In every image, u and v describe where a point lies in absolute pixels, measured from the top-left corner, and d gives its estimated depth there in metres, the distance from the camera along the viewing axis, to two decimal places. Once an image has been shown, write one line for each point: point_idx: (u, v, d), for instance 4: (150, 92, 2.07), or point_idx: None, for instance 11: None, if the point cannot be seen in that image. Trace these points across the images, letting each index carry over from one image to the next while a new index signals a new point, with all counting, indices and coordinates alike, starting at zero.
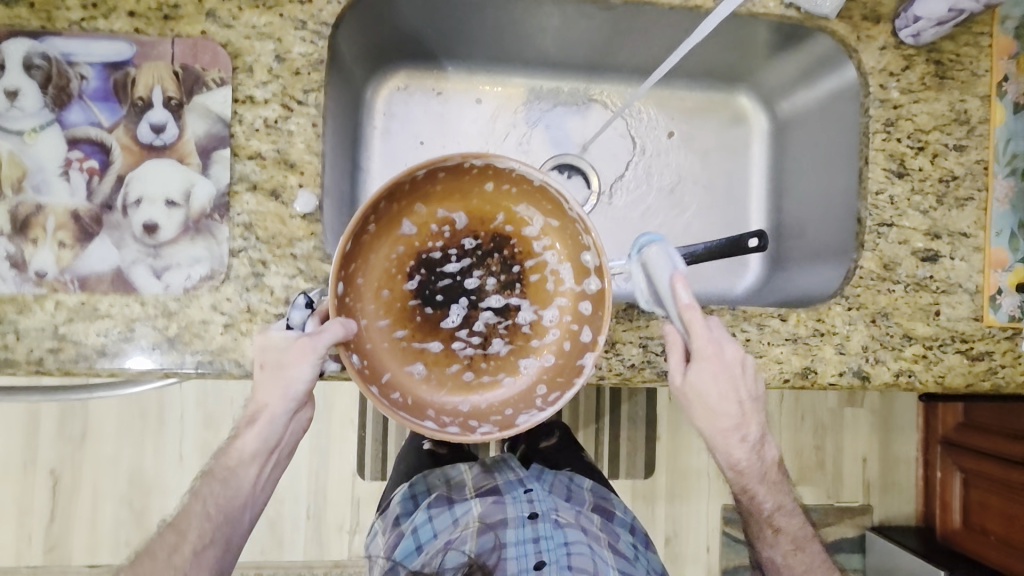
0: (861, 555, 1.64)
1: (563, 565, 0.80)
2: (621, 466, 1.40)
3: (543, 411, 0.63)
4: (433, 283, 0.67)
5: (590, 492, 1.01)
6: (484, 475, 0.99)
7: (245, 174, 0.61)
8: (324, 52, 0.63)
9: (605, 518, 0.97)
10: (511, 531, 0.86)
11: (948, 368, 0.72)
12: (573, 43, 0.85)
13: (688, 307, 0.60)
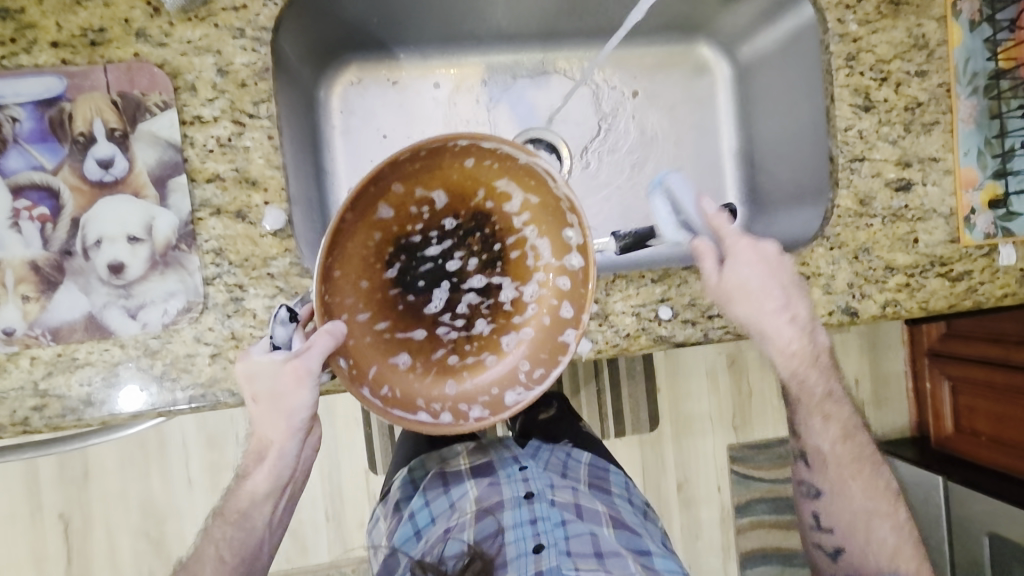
0: None
1: (563, 549, 0.81)
2: (627, 426, 1.43)
3: (527, 393, 0.63)
4: (414, 268, 0.66)
5: (587, 468, 1.03)
6: (479, 458, 0.99)
7: (207, 198, 0.59)
8: (268, 59, 0.60)
9: (603, 493, 0.98)
10: (508, 512, 0.87)
11: (931, 293, 0.74)
12: (526, 12, 0.83)
13: (716, 215, 0.69)
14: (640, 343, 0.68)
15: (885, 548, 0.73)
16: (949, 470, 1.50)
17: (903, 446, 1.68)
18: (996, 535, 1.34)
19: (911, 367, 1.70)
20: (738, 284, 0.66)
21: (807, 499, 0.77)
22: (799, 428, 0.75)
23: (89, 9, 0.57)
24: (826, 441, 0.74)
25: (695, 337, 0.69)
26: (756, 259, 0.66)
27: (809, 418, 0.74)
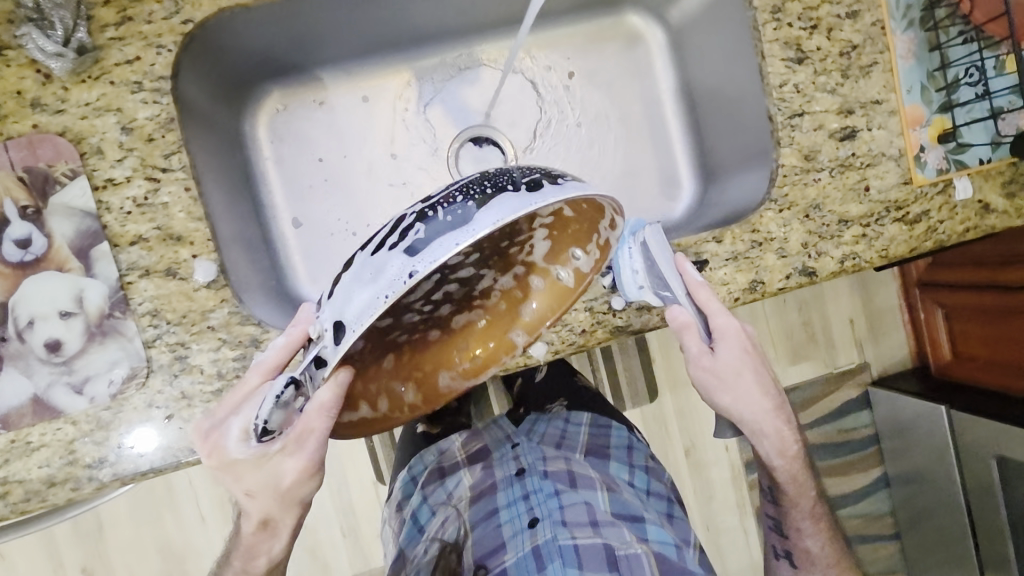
0: (869, 411, 1.72)
1: (558, 519, 0.77)
2: (625, 400, 1.43)
3: (459, 382, 0.62)
4: None
5: (588, 432, 1.02)
6: (472, 438, 1.00)
7: (134, 262, 0.58)
8: (172, 108, 0.58)
9: (602, 461, 0.95)
10: (502, 493, 0.85)
11: (890, 239, 0.73)
12: (442, 9, 0.79)
13: (699, 286, 0.64)
14: (598, 337, 0.67)
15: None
16: (949, 397, 1.51)
17: (907, 379, 1.68)
18: (1003, 457, 1.33)
19: (906, 299, 1.71)
20: (728, 367, 0.66)
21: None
22: (786, 530, 0.81)
23: None
24: (816, 541, 0.79)
25: (654, 321, 0.68)
26: (744, 345, 0.65)
27: (800, 521, 0.79)
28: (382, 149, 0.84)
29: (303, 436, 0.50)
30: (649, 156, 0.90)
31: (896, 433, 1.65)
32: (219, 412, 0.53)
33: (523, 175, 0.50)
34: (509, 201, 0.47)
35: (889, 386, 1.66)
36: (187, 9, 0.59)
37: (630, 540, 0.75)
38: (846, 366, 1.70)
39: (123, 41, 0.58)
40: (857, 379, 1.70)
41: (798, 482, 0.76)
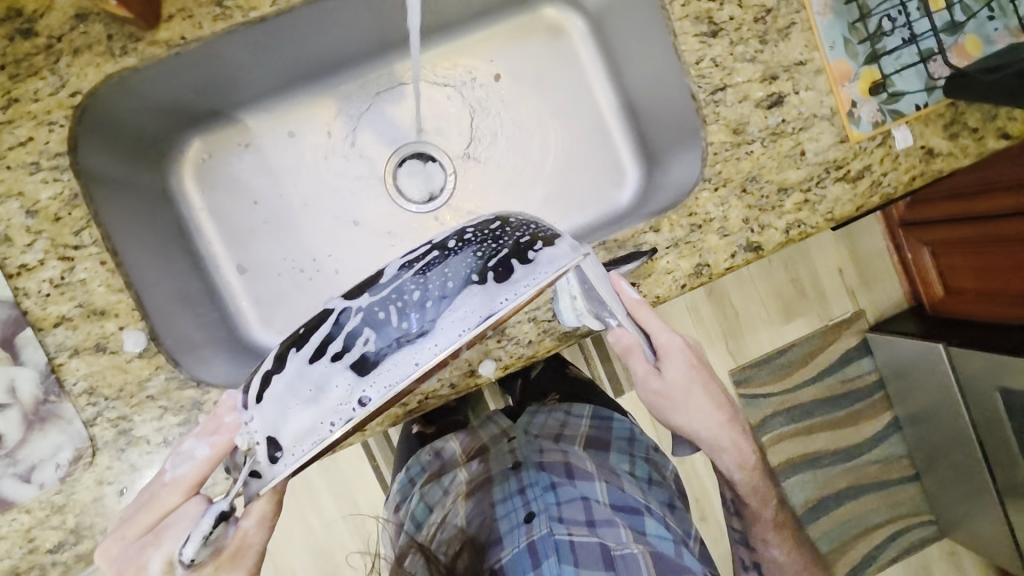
0: (871, 357, 1.66)
1: (554, 516, 0.72)
2: (622, 384, 1.42)
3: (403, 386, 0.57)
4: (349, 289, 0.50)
5: (589, 423, 0.99)
6: (468, 436, 0.95)
7: (61, 342, 0.57)
8: (74, 185, 0.58)
9: (602, 452, 0.92)
10: (498, 488, 0.80)
11: (834, 200, 0.71)
12: (351, 33, 0.75)
13: (658, 306, 0.66)
14: (546, 344, 0.66)
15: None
16: (947, 334, 1.46)
17: (903, 321, 1.61)
18: (1006, 388, 1.26)
19: (892, 241, 1.66)
20: (677, 386, 0.69)
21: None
22: (754, 544, 0.84)
23: None
24: (782, 552, 0.82)
25: (602, 320, 0.67)
26: (690, 361, 0.69)
27: (766, 534, 0.82)
28: (316, 180, 0.82)
29: (241, 555, 0.48)
30: (590, 147, 0.88)
31: (898, 374, 1.58)
32: (128, 537, 0.49)
33: (489, 258, 0.47)
34: (476, 299, 0.46)
35: (889, 330, 1.59)
36: (72, 81, 0.57)
37: (627, 536, 0.71)
38: (842, 316, 1.64)
39: (14, 124, 0.57)
40: (853, 327, 1.64)
41: (760, 495, 0.80)
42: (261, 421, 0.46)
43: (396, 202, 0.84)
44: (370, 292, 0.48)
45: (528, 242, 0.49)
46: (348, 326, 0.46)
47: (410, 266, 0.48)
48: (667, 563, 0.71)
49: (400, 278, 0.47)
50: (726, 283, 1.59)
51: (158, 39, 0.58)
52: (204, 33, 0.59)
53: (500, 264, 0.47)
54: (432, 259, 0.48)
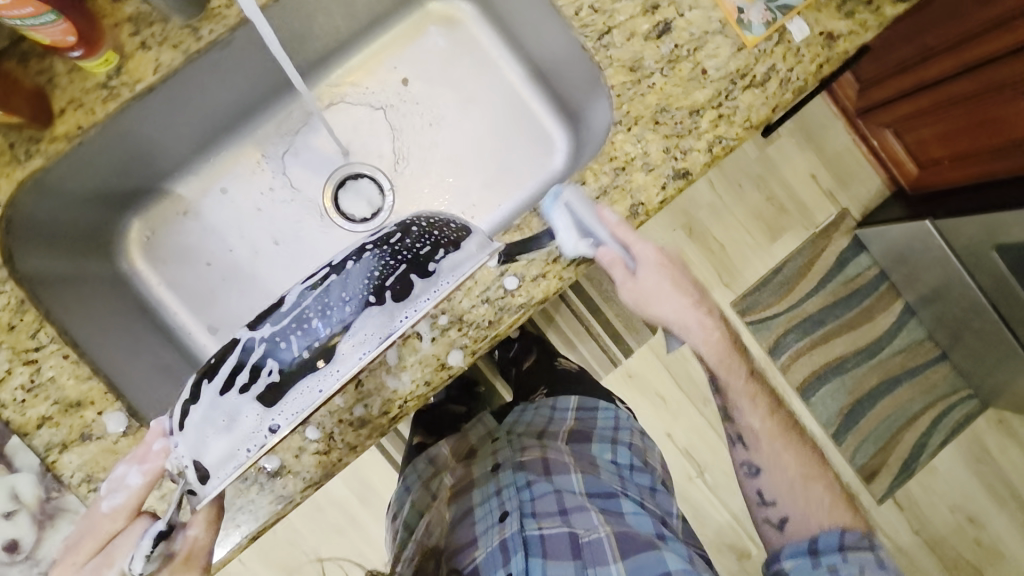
0: (867, 254, 1.63)
1: (527, 512, 0.79)
2: None
3: None
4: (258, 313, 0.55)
5: (575, 415, 0.99)
6: (460, 441, 1.01)
7: (49, 441, 0.60)
8: (17, 292, 0.60)
9: (583, 444, 0.91)
10: (478, 491, 0.86)
11: (748, 108, 0.71)
12: (247, 82, 0.76)
13: (619, 225, 0.65)
14: (505, 323, 0.66)
15: (822, 506, 0.74)
16: (934, 207, 1.45)
17: (890, 208, 1.59)
18: (1003, 245, 1.25)
19: (857, 132, 1.61)
20: (652, 287, 0.68)
21: (749, 478, 0.77)
22: (730, 413, 0.78)
23: None
24: (757, 417, 0.76)
25: (555, 286, 0.67)
26: (660, 261, 0.69)
27: (738, 400, 0.76)
28: (261, 226, 0.84)
29: (193, 558, 0.53)
30: (512, 123, 0.89)
31: (898, 261, 1.55)
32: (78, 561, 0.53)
33: (387, 277, 0.53)
34: (379, 320, 0.53)
35: (879, 220, 1.56)
36: None
37: (597, 522, 0.76)
38: (827, 221, 1.61)
39: None
40: (841, 228, 1.62)
41: (727, 361, 0.74)
42: (185, 447, 0.51)
43: (340, 223, 0.86)
44: (271, 321, 0.53)
45: (427, 255, 0.54)
46: (253, 358, 0.52)
47: (316, 291, 0.53)
48: (635, 540, 0.74)
49: (305, 302, 0.53)
50: (704, 219, 1.58)
51: (56, 135, 0.61)
52: (98, 117, 0.62)
53: (399, 282, 0.53)
54: (333, 283, 0.53)
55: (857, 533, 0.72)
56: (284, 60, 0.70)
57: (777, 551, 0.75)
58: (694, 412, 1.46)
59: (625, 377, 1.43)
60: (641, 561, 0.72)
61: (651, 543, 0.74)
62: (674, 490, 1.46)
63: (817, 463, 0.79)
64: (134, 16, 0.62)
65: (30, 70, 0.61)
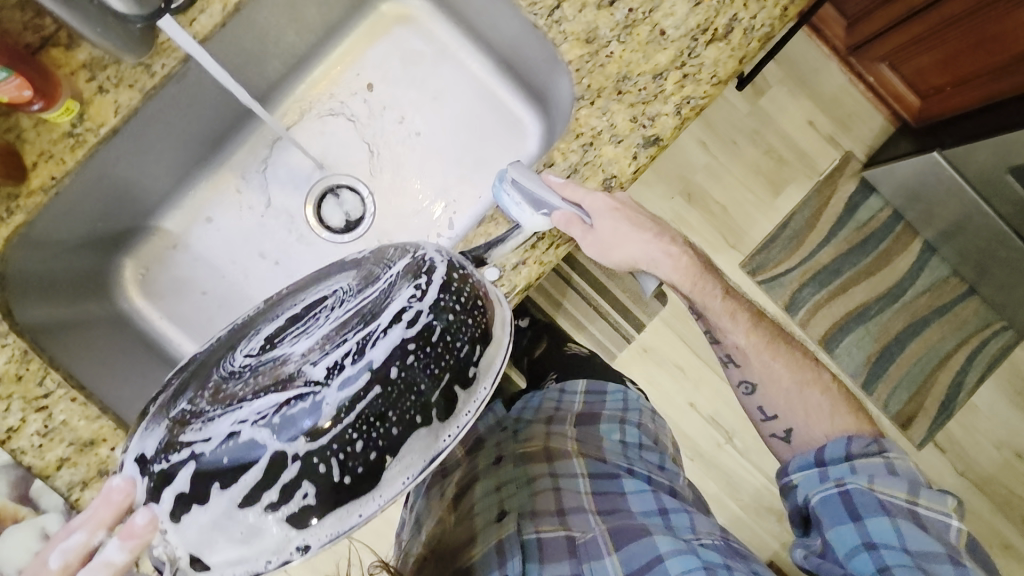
0: (877, 195, 1.57)
1: (526, 511, 0.80)
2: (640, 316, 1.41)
3: None
4: (253, 387, 0.43)
5: (585, 399, 0.99)
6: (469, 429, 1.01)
7: (70, 480, 0.62)
8: (21, 343, 0.62)
9: (591, 426, 0.92)
10: (481, 484, 0.88)
11: (713, 64, 0.69)
12: (210, 110, 0.77)
13: (566, 184, 0.66)
14: None
15: (823, 413, 0.75)
16: (943, 136, 1.38)
17: (897, 143, 1.52)
18: (1016, 167, 1.21)
19: (852, 71, 1.55)
20: (611, 233, 0.67)
21: (747, 396, 0.79)
22: (714, 335, 0.78)
23: None
24: (740, 333, 0.77)
25: (538, 270, 0.67)
26: (614, 207, 0.67)
27: (719, 318, 0.76)
28: (250, 250, 0.85)
29: None
30: (481, 114, 0.89)
31: (913, 199, 1.49)
32: None
33: (432, 388, 0.44)
34: (422, 442, 0.43)
35: (884, 159, 1.51)
36: None
37: (592, 522, 0.78)
38: (832, 167, 1.56)
39: None
40: (847, 172, 1.57)
41: (699, 283, 0.75)
42: (181, 539, 0.41)
43: (322, 234, 0.87)
44: (307, 437, 0.41)
45: (469, 353, 0.45)
46: (286, 476, 0.41)
47: (353, 405, 0.41)
48: (628, 531, 0.75)
49: (334, 417, 0.41)
50: (702, 181, 1.55)
51: (33, 189, 0.63)
52: (69, 166, 0.63)
53: (442, 397, 0.44)
54: (373, 398, 0.42)
55: (865, 440, 0.72)
56: (236, 88, 0.72)
57: (785, 465, 0.76)
58: (715, 379, 1.45)
59: (639, 352, 1.42)
60: (631, 552, 0.73)
61: (643, 530, 0.75)
62: (703, 457, 1.45)
63: (812, 369, 0.79)
64: (89, 62, 0.63)
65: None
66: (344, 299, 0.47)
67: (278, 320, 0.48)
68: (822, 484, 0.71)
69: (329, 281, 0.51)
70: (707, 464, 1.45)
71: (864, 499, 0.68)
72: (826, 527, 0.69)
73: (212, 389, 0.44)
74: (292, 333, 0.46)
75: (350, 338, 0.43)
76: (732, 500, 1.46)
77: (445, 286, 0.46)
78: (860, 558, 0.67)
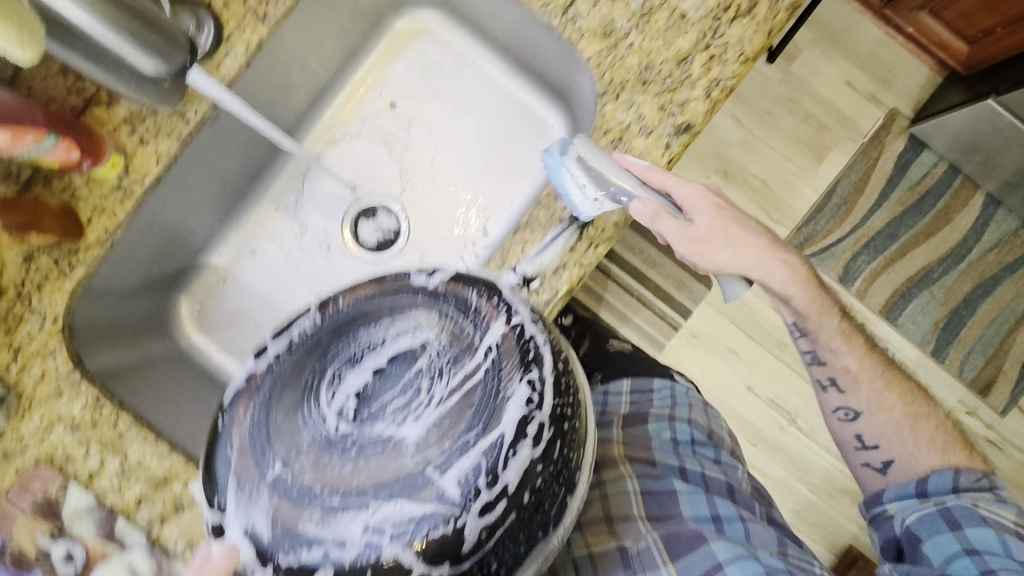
0: (930, 151, 1.47)
1: (574, 526, 0.74)
2: (685, 303, 1.37)
3: None
4: (373, 480, 0.43)
5: (631, 399, 0.95)
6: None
7: (149, 516, 0.65)
8: (93, 390, 0.66)
9: (640, 426, 0.88)
10: None
11: (740, 41, 0.66)
12: (243, 146, 0.79)
13: (651, 167, 0.65)
14: None
15: (934, 447, 0.71)
16: (998, 81, 1.28)
17: (947, 93, 1.42)
18: None
19: (889, 23, 1.46)
20: (709, 233, 0.68)
21: (847, 423, 0.76)
22: (820, 355, 0.77)
23: None
24: (852, 358, 0.75)
25: (578, 274, 0.66)
26: (716, 207, 0.69)
27: (832, 340, 0.75)
28: (296, 277, 0.87)
29: None
30: (505, 120, 0.88)
31: (969, 151, 1.39)
32: None
33: (553, 501, 0.45)
34: (541, 552, 0.46)
35: (934, 112, 1.41)
36: (49, 311, 0.65)
37: (643, 529, 0.74)
38: (876, 127, 1.48)
39: (26, 366, 0.65)
40: (894, 130, 1.48)
41: (817, 303, 0.75)
42: None
43: (362, 254, 0.88)
44: (449, 563, 0.42)
45: (579, 461, 0.47)
46: None
47: (491, 528, 0.43)
48: (683, 539, 0.73)
49: (469, 533, 0.42)
50: (738, 157, 1.49)
51: (90, 243, 0.66)
52: (120, 219, 0.66)
53: (560, 506, 0.46)
54: (509, 522, 0.43)
55: (974, 473, 0.69)
56: (252, 120, 0.73)
57: (878, 494, 0.73)
58: (772, 360, 1.39)
59: (689, 339, 1.39)
60: (689, 561, 0.71)
61: (697, 538, 0.73)
62: (767, 442, 1.40)
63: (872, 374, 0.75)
64: (128, 116, 0.66)
65: (55, 189, 0.66)
66: (444, 373, 0.46)
67: (366, 376, 0.47)
68: (920, 505, 0.68)
69: (413, 325, 0.49)
70: (771, 448, 1.40)
71: (965, 513, 0.65)
72: (925, 542, 0.66)
73: (316, 462, 0.44)
74: (394, 407, 0.45)
75: (474, 444, 0.43)
76: (802, 484, 1.40)
77: (557, 388, 0.47)
78: (960, 561, 0.62)
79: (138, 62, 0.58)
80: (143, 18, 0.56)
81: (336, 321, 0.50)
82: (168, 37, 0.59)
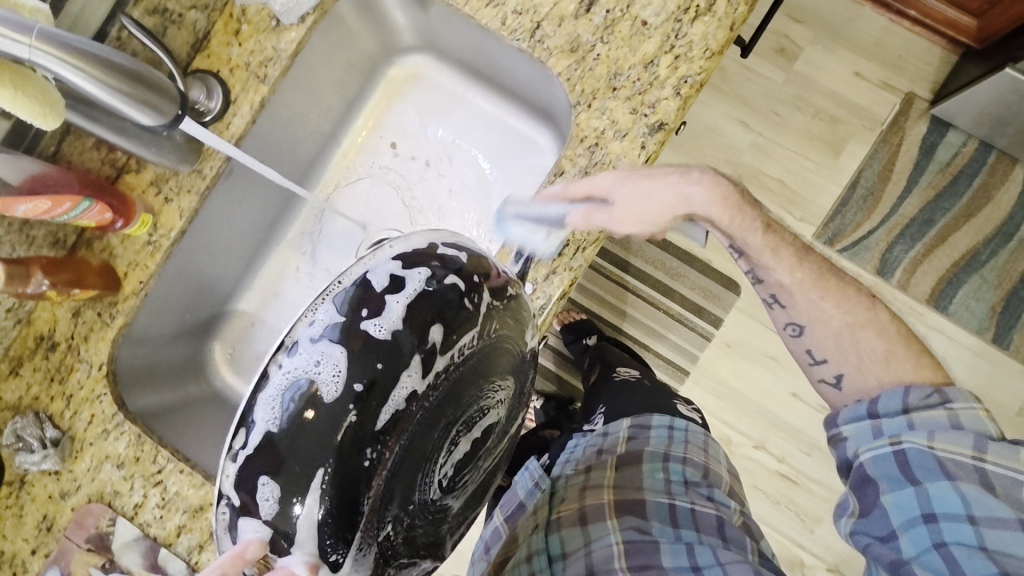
0: (955, 131, 1.42)
1: None
2: (716, 311, 1.32)
3: None
4: (424, 540, 0.53)
5: (630, 431, 0.91)
6: (507, 496, 0.86)
7: (188, 545, 0.69)
8: (134, 429, 0.71)
9: (634, 466, 0.83)
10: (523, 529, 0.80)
11: (703, 38, 0.68)
12: (258, 197, 0.87)
13: (560, 190, 0.67)
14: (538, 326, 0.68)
15: (877, 358, 0.67)
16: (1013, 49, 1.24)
17: (965, 69, 1.37)
18: None
19: (890, 9, 1.44)
20: (633, 195, 0.65)
21: (795, 339, 0.72)
22: (757, 273, 0.72)
23: (28, 513, 0.71)
24: (784, 271, 0.70)
25: (570, 277, 0.69)
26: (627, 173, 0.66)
27: (762, 256, 0.70)
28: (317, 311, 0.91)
29: None
30: (496, 143, 0.93)
31: (999, 125, 1.34)
32: None
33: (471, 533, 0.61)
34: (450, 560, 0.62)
35: (952, 90, 1.37)
36: (94, 359, 0.72)
37: None
38: (893, 113, 1.44)
39: (77, 411, 0.72)
40: (913, 114, 1.44)
41: (739, 220, 0.68)
42: None
43: None
44: None
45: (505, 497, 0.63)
46: None
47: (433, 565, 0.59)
48: None
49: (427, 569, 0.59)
50: (751, 160, 1.47)
51: (127, 294, 0.73)
52: (151, 269, 0.74)
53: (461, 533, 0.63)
54: None
55: (923, 390, 0.63)
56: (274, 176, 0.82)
57: (833, 418, 0.68)
58: None
59: (723, 349, 1.34)
60: None
61: None
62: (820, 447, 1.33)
63: (902, 337, 0.68)
64: (154, 179, 0.74)
65: (95, 250, 0.74)
66: (485, 455, 0.57)
67: (466, 447, 0.53)
68: (875, 440, 0.64)
69: (501, 399, 0.56)
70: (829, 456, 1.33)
71: (923, 461, 0.61)
72: (882, 495, 0.62)
73: (410, 525, 0.50)
74: (462, 480, 0.54)
75: (470, 516, 0.59)
76: None
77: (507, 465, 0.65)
78: (917, 529, 0.60)
79: (139, 117, 0.65)
80: (143, 79, 0.63)
81: (478, 366, 0.52)
82: (163, 92, 0.65)
